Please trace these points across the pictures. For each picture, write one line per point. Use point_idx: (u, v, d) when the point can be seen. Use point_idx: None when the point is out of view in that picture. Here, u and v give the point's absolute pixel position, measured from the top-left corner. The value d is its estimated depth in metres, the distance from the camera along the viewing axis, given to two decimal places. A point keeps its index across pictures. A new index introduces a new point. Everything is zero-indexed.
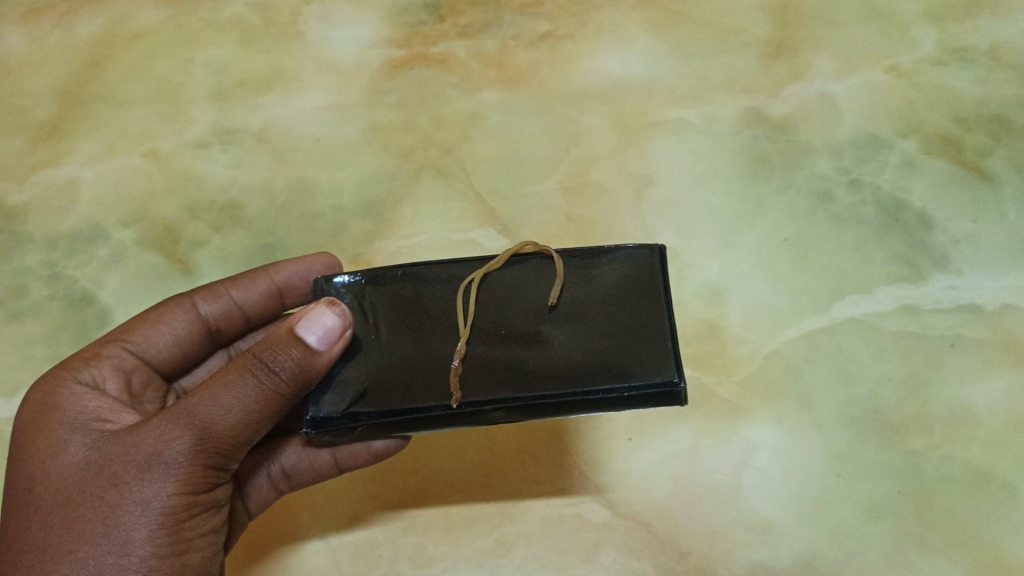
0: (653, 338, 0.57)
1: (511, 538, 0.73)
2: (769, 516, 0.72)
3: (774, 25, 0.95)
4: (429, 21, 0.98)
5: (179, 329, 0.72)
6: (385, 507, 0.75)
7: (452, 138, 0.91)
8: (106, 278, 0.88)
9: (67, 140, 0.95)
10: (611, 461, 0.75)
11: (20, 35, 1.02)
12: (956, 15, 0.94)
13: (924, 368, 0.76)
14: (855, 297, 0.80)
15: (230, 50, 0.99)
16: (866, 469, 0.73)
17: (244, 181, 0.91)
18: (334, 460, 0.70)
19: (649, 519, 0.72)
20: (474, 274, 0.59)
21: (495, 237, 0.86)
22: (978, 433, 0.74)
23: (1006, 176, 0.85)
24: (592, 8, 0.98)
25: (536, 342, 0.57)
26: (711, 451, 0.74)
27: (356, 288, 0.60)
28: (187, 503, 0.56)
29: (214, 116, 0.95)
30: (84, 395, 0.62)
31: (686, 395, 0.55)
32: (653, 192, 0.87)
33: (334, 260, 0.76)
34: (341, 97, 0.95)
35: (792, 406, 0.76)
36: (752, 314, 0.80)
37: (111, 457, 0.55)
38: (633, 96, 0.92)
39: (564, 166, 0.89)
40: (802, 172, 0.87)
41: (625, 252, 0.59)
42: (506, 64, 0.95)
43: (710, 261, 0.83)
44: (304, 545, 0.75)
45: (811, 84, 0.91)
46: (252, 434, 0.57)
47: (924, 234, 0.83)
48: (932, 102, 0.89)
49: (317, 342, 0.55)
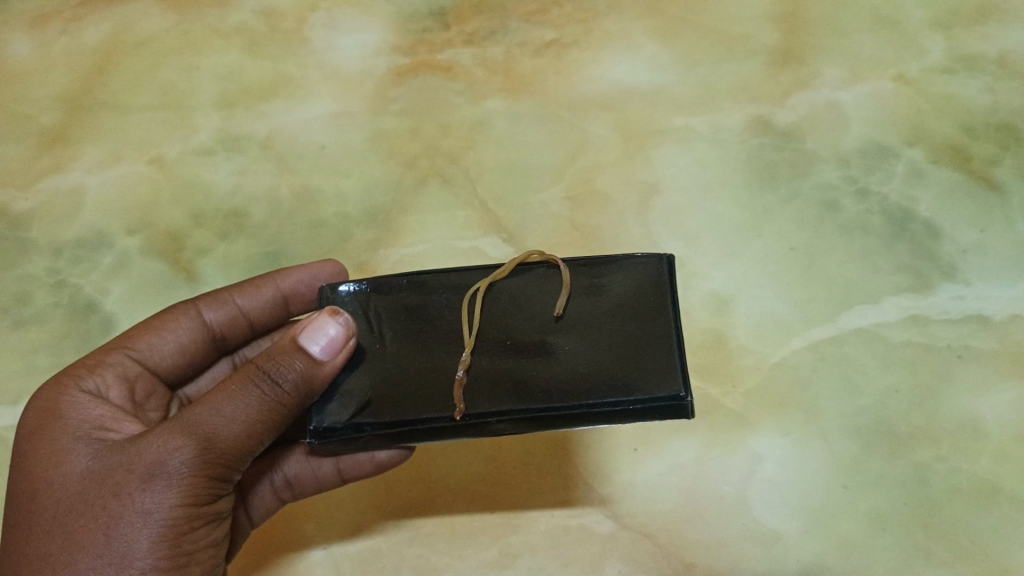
0: (659, 350, 0.56)
1: (516, 549, 0.73)
2: (776, 527, 0.71)
3: (780, 33, 0.94)
4: (434, 28, 0.98)
5: (183, 337, 0.72)
6: (389, 516, 0.75)
7: (458, 147, 0.91)
8: (110, 286, 0.88)
9: (73, 147, 0.96)
10: (616, 471, 0.75)
11: (25, 42, 1.02)
12: (964, 23, 0.93)
13: (933, 379, 0.76)
14: (863, 307, 0.79)
15: (236, 57, 0.99)
16: (873, 480, 0.72)
17: (250, 189, 0.91)
18: (337, 471, 0.69)
19: (655, 531, 0.72)
20: (480, 283, 0.59)
21: (500, 246, 0.86)
22: (986, 445, 0.73)
23: (1014, 186, 0.84)
24: (598, 15, 0.98)
25: (542, 352, 0.57)
26: (717, 461, 0.74)
27: (361, 297, 0.60)
28: (188, 515, 0.56)
29: (219, 124, 0.95)
30: (87, 403, 0.62)
31: (693, 409, 0.54)
32: (660, 200, 0.87)
33: (339, 267, 0.77)
34: (348, 104, 0.95)
35: (800, 416, 0.75)
36: (760, 323, 0.80)
37: (113, 466, 0.55)
38: (640, 104, 0.92)
39: (571, 174, 0.89)
40: (809, 182, 0.86)
41: (633, 262, 0.58)
42: (511, 72, 0.95)
43: (717, 270, 0.82)
44: (306, 555, 0.74)
45: (818, 91, 0.91)
46: (253, 445, 0.57)
47: (932, 244, 0.82)
48: (940, 111, 0.89)
49: (319, 352, 0.55)
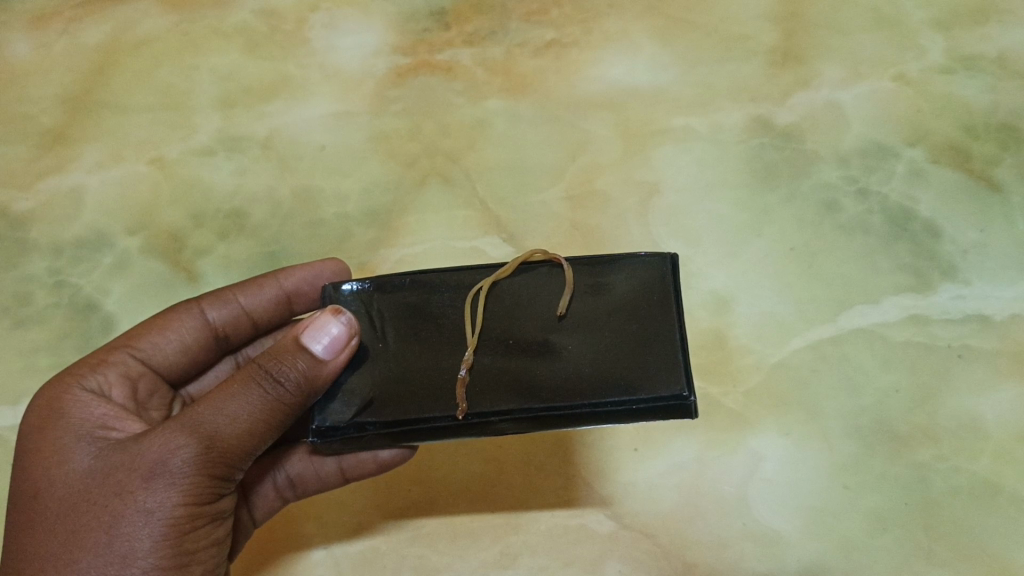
0: (663, 349, 0.56)
1: (517, 549, 0.73)
2: (776, 527, 0.71)
3: (780, 33, 0.94)
4: (435, 28, 0.98)
5: (185, 337, 0.72)
6: (390, 516, 0.75)
7: (458, 147, 0.91)
8: (111, 286, 0.88)
9: (73, 147, 0.96)
10: (617, 471, 0.75)
11: (25, 42, 1.03)
12: (964, 23, 0.94)
13: (932, 379, 0.76)
14: (864, 307, 0.79)
15: (236, 57, 0.99)
16: (873, 479, 0.73)
17: (250, 189, 0.91)
18: (339, 470, 0.69)
19: (656, 531, 0.72)
20: (483, 282, 0.58)
21: (501, 246, 0.86)
22: (986, 445, 0.73)
23: (1014, 185, 0.84)
24: (599, 15, 0.98)
25: (545, 352, 0.57)
26: (718, 461, 0.74)
27: (364, 296, 0.60)
28: (190, 515, 0.56)
29: (219, 124, 0.95)
30: (89, 402, 0.62)
31: (696, 409, 0.54)
32: (660, 200, 0.87)
33: (342, 266, 0.77)
34: (348, 105, 0.95)
35: (800, 416, 0.75)
36: (760, 323, 0.80)
37: (115, 465, 0.55)
38: (640, 104, 0.92)
39: (571, 174, 0.89)
40: (809, 181, 0.86)
41: (637, 261, 0.58)
42: (511, 72, 0.95)
43: (718, 270, 0.83)
44: (307, 555, 0.74)
45: (818, 91, 0.91)
46: (256, 444, 0.57)
47: (932, 244, 0.82)
48: (940, 111, 0.89)
49: (322, 351, 0.55)
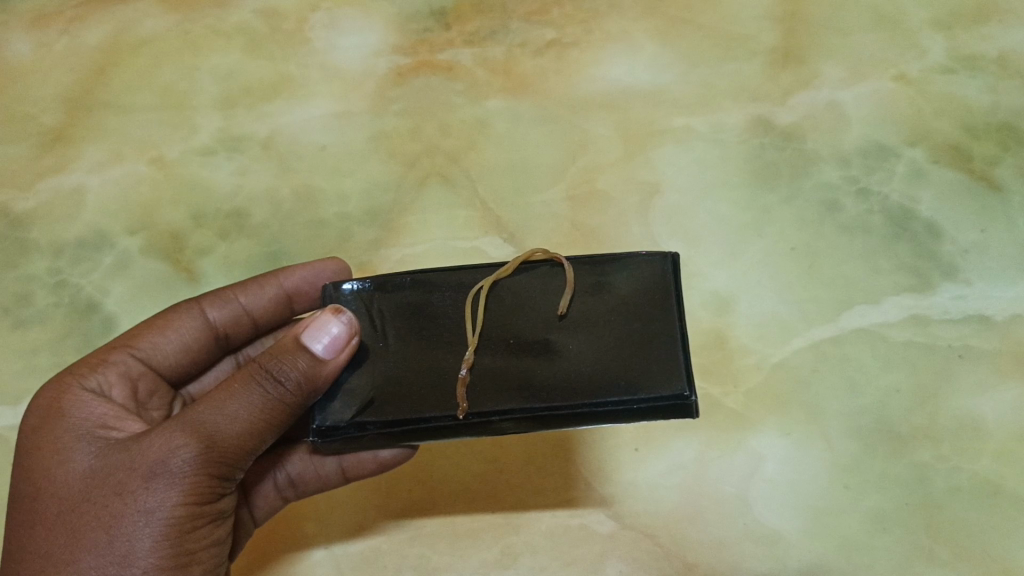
0: (664, 349, 0.56)
1: (517, 549, 0.73)
2: (776, 527, 0.71)
3: (781, 33, 0.94)
4: (435, 28, 0.98)
5: (186, 336, 0.72)
6: (391, 516, 0.75)
7: (458, 147, 0.91)
8: (111, 285, 0.88)
9: (73, 147, 0.96)
10: (617, 471, 0.75)
11: (25, 42, 1.03)
12: (964, 22, 0.94)
13: (933, 379, 0.76)
14: (864, 307, 0.79)
15: (237, 57, 0.99)
16: (874, 479, 0.72)
17: (250, 189, 0.91)
18: (340, 469, 0.69)
19: (656, 531, 0.72)
20: (483, 281, 0.58)
21: (501, 246, 0.86)
22: (987, 445, 0.73)
23: (1015, 185, 0.84)
24: (599, 15, 0.98)
25: (545, 351, 0.57)
26: (718, 461, 0.74)
27: (364, 295, 0.60)
28: (190, 515, 0.56)
29: (220, 123, 0.95)
30: (89, 402, 0.62)
31: (697, 408, 0.54)
32: (661, 200, 0.87)
33: (343, 265, 0.76)
34: (349, 105, 0.95)
35: (800, 416, 0.75)
36: (760, 323, 0.80)
37: (115, 465, 0.55)
38: (640, 104, 0.92)
39: (571, 174, 0.89)
40: (810, 181, 0.86)
41: (638, 260, 0.58)
42: (512, 72, 0.95)
43: (718, 270, 0.82)
44: (308, 554, 0.74)
45: (819, 91, 0.91)
46: (256, 444, 0.57)
47: (933, 244, 0.82)
48: (941, 111, 0.89)
49: (322, 351, 0.55)
